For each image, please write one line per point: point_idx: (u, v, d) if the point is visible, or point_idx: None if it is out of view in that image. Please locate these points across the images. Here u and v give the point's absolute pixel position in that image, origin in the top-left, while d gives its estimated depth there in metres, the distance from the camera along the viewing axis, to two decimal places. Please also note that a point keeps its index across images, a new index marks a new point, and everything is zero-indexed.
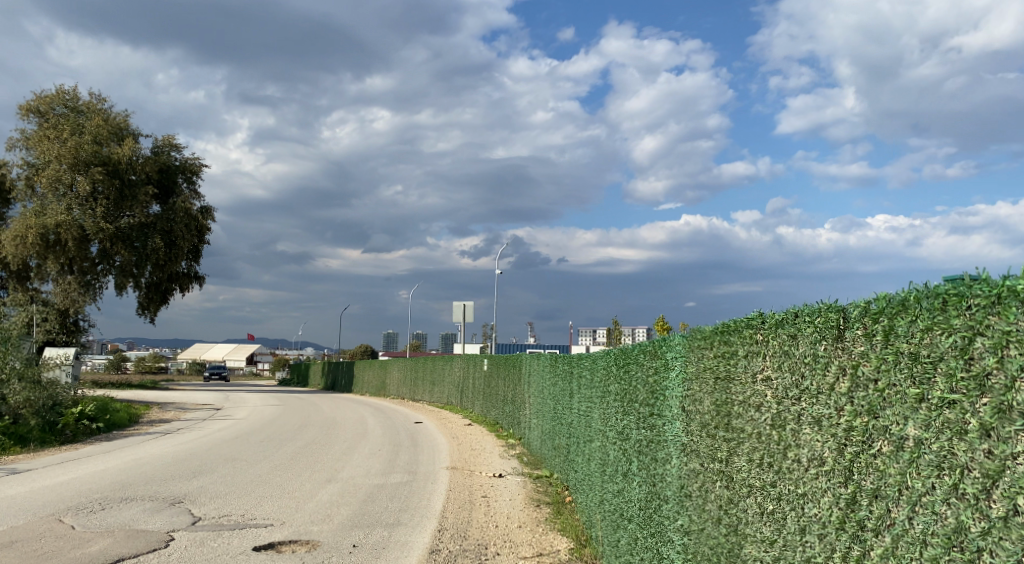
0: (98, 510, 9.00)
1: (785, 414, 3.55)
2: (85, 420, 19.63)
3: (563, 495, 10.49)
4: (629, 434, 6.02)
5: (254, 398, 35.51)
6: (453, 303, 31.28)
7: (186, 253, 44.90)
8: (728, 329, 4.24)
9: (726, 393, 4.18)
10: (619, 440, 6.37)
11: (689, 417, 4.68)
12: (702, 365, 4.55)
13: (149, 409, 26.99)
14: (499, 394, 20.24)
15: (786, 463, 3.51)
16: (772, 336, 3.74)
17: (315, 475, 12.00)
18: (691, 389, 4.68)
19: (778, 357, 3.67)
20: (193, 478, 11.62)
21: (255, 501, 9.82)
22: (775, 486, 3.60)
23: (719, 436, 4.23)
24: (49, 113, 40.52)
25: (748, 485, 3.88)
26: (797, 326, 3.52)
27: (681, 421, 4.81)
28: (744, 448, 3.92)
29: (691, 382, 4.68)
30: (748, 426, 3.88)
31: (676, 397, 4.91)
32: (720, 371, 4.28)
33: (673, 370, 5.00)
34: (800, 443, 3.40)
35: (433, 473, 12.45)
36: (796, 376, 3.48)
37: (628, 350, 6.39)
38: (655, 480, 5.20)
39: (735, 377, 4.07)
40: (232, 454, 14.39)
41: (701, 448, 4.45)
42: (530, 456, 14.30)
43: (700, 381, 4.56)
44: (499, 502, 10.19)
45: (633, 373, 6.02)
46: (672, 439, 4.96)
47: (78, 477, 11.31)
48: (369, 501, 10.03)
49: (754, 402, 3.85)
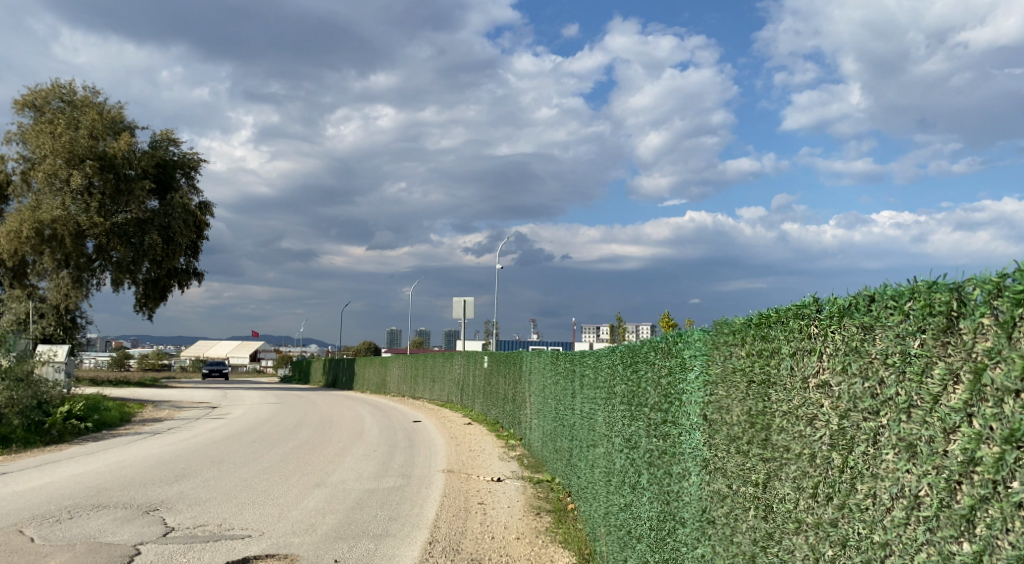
0: (64, 520, 8.36)
1: (854, 433, 2.88)
2: (73, 419, 19.03)
3: (565, 503, 9.86)
4: (637, 442, 5.37)
5: (251, 395, 34.89)
6: (453, 299, 30.64)
7: (185, 248, 44.39)
8: (767, 321, 3.59)
9: (764, 402, 3.52)
10: (625, 448, 5.73)
11: (713, 427, 4.02)
12: (730, 367, 3.89)
13: (143, 408, 26.40)
14: (499, 393, 19.60)
15: (856, 498, 2.85)
16: (830, 331, 3.08)
17: (304, 480, 11.33)
18: (716, 396, 4.02)
19: (843, 357, 3.00)
20: (173, 483, 10.95)
21: (237, 509, 9.17)
22: (838, 525, 2.94)
23: (754, 454, 3.57)
24: (45, 107, 40.00)
25: (795, 519, 3.22)
26: (876, 316, 2.83)
27: (702, 432, 4.16)
28: (791, 472, 3.25)
29: (715, 386, 4.02)
30: (797, 445, 3.21)
31: (695, 403, 4.25)
32: (756, 374, 3.61)
33: (692, 371, 4.35)
34: (880, 475, 2.74)
35: (428, 477, 11.79)
36: (875, 382, 2.81)
37: (637, 347, 5.74)
38: (668, 498, 4.54)
39: (778, 382, 3.41)
40: (219, 456, 13.73)
41: (729, 467, 3.80)
42: (531, 458, 13.66)
43: (727, 386, 3.90)
44: (497, 510, 9.53)
45: (642, 374, 5.37)
46: (690, 453, 4.30)
47: (52, 482, 10.67)
48: (358, 508, 9.38)
49: (804, 414, 3.18)
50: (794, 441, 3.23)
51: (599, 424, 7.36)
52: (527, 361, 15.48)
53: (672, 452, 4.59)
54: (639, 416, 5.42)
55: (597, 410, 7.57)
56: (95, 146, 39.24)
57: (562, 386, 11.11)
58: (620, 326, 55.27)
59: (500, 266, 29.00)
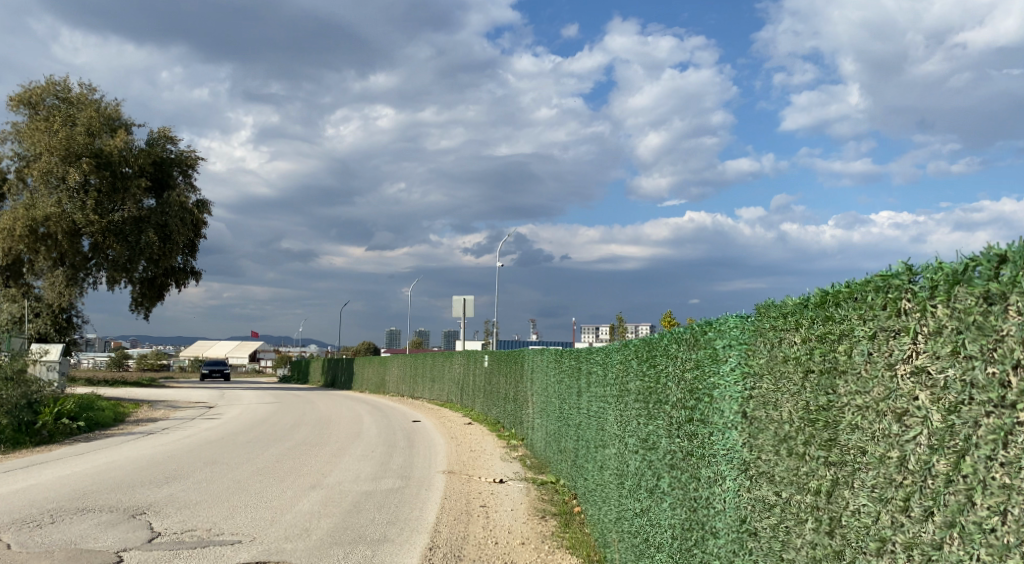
0: (45, 524, 7.95)
1: (971, 431, 2.47)
2: (65, 419, 18.59)
3: (571, 505, 9.43)
4: (655, 443, 5.00)
5: (249, 395, 34.44)
6: (453, 297, 30.21)
7: (182, 247, 44.01)
8: (835, 298, 3.16)
9: (830, 394, 3.11)
10: (640, 449, 5.35)
11: (757, 425, 3.65)
12: (779, 357, 3.50)
13: (139, 408, 25.97)
14: (500, 392, 19.18)
15: (971, 515, 2.45)
16: (930, 306, 2.66)
17: (299, 481, 10.90)
18: (761, 390, 3.64)
19: (951, 334, 2.56)
20: (163, 484, 10.53)
21: (228, 512, 8.75)
22: (941, 546, 2.54)
23: (815, 455, 3.17)
24: (41, 105, 39.59)
25: (873, 534, 2.83)
26: (1002, 286, 2.40)
27: (741, 431, 3.78)
28: (871, 478, 2.84)
29: (759, 379, 3.65)
30: (884, 446, 2.79)
31: (731, 398, 3.88)
32: (821, 363, 3.19)
33: (726, 363, 3.97)
34: (1016, 485, 2.33)
35: (427, 478, 11.36)
36: (1005, 366, 2.39)
37: (653, 339, 5.37)
38: (696, 505, 4.17)
39: (854, 370, 2.99)
40: (212, 457, 13.30)
41: (778, 471, 3.42)
42: (534, 459, 13.23)
43: (774, 378, 3.52)
44: (500, 513, 9.09)
45: (661, 369, 5.00)
46: (724, 455, 3.93)
47: (36, 484, 10.26)
48: (355, 511, 8.95)
49: (895, 407, 2.76)
50: (875, 443, 2.84)
51: (608, 422, 6.98)
52: (529, 359, 15.05)
53: (702, 453, 4.22)
54: (658, 413, 5.05)
55: (606, 407, 7.20)
56: (91, 143, 38.82)
57: (567, 384, 10.68)
58: (621, 327, 54.80)
59: (501, 263, 28.57)
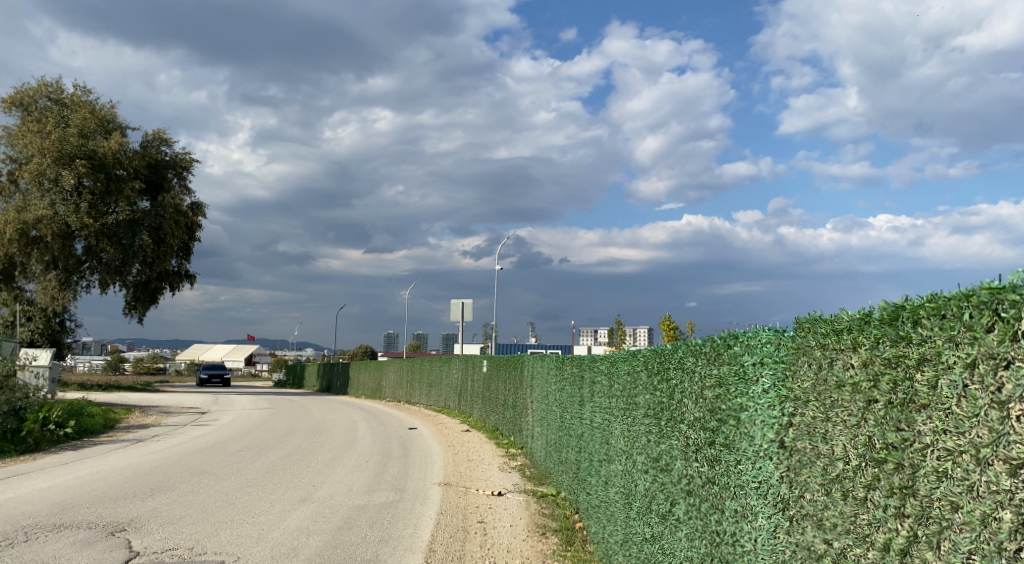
0: (18, 543, 7.53)
1: None
2: (52, 426, 18.15)
3: (573, 520, 9.03)
4: (673, 465, 4.86)
5: (243, 401, 33.96)
6: (451, 301, 29.80)
7: (176, 250, 43.60)
8: (912, 318, 2.89)
9: (910, 432, 2.84)
10: (652, 469, 5.20)
11: (803, 461, 3.43)
12: (826, 383, 3.31)
13: (130, 414, 25.50)
14: (499, 398, 18.79)
15: None
16: None
17: (291, 494, 10.50)
18: (807, 420, 3.41)
19: None
20: (147, 497, 10.11)
21: (213, 528, 8.34)
22: None
23: (887, 504, 2.92)
24: (33, 106, 39.09)
25: None
26: None
27: (775, 463, 3.64)
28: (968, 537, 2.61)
29: (799, 405, 3.47)
30: (989, 501, 2.56)
31: (765, 426, 3.73)
32: (897, 396, 2.92)
33: (758, 384, 3.81)
34: None
35: (422, 491, 10.97)
36: None
37: (665, 353, 5.20)
38: (725, 538, 4.03)
39: (946, 407, 2.72)
40: (200, 467, 12.88)
41: (829, 515, 3.23)
42: (534, 470, 12.83)
43: (821, 409, 3.32)
44: (498, 529, 8.69)
45: (679, 386, 4.85)
46: (756, 487, 3.79)
47: (14, 498, 9.84)
48: (347, 528, 8.55)
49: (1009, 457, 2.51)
50: (974, 499, 2.60)
51: (612, 435, 6.73)
52: (529, 366, 14.71)
53: (735, 483, 4.01)
54: (677, 433, 4.84)
55: (610, 419, 6.97)
56: (85, 145, 38.38)
57: (568, 392, 10.31)
58: (620, 330, 54.32)
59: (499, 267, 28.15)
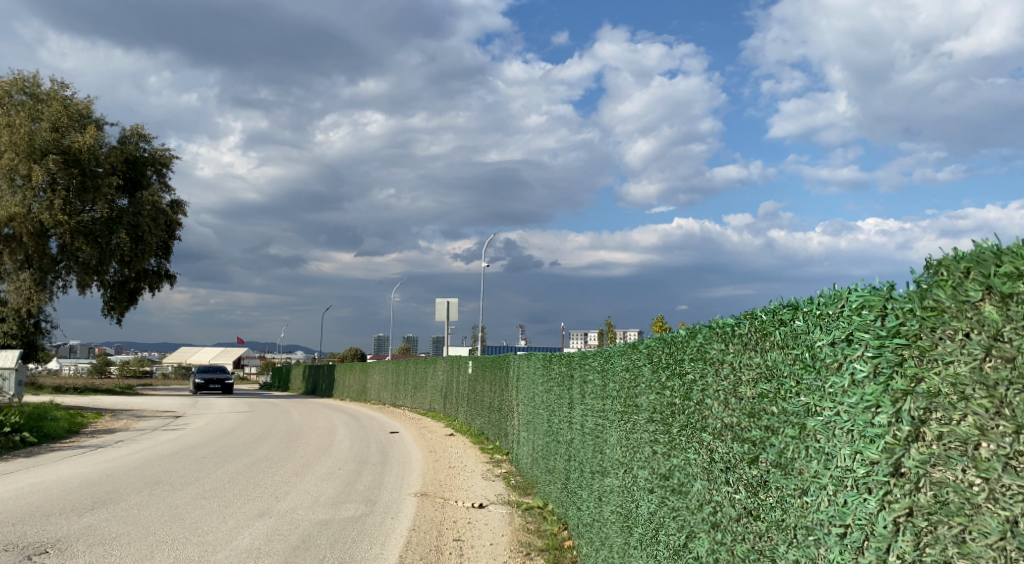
0: None
1: None
2: (7, 431, 17.05)
3: (561, 538, 8.00)
4: (690, 487, 3.93)
5: (223, 404, 32.81)
6: (436, 299, 28.79)
7: (155, 249, 42.68)
8: None
9: None
10: (659, 488, 4.27)
11: (951, 503, 2.42)
12: (1006, 372, 2.30)
13: (100, 418, 24.38)
14: (485, 401, 17.77)
15: None
16: None
17: (247, 509, 9.39)
18: (960, 434, 2.40)
19: None
20: (83, 513, 9.00)
21: (148, 550, 7.26)
22: None
23: None
24: (6, 100, 37.70)
25: None
26: None
27: (879, 501, 2.66)
28: None
29: (943, 407, 2.46)
30: None
31: (866, 447, 2.71)
32: None
33: (852, 378, 2.80)
34: None
35: (394, 503, 9.90)
36: None
37: (676, 340, 4.26)
38: None
39: None
40: (156, 477, 11.78)
41: None
42: (519, 479, 11.83)
43: (991, 423, 2.33)
44: (476, 549, 7.59)
45: (705, 383, 3.87)
46: (842, 533, 2.82)
47: None
48: (303, 548, 7.48)
49: None
50: None
51: (606, 445, 5.76)
52: (514, 365, 13.70)
53: (802, 521, 3.03)
54: (697, 446, 3.89)
55: (602, 421, 6.01)
56: (59, 140, 37.24)
57: (556, 392, 9.33)
58: (612, 332, 53.42)
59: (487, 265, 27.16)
